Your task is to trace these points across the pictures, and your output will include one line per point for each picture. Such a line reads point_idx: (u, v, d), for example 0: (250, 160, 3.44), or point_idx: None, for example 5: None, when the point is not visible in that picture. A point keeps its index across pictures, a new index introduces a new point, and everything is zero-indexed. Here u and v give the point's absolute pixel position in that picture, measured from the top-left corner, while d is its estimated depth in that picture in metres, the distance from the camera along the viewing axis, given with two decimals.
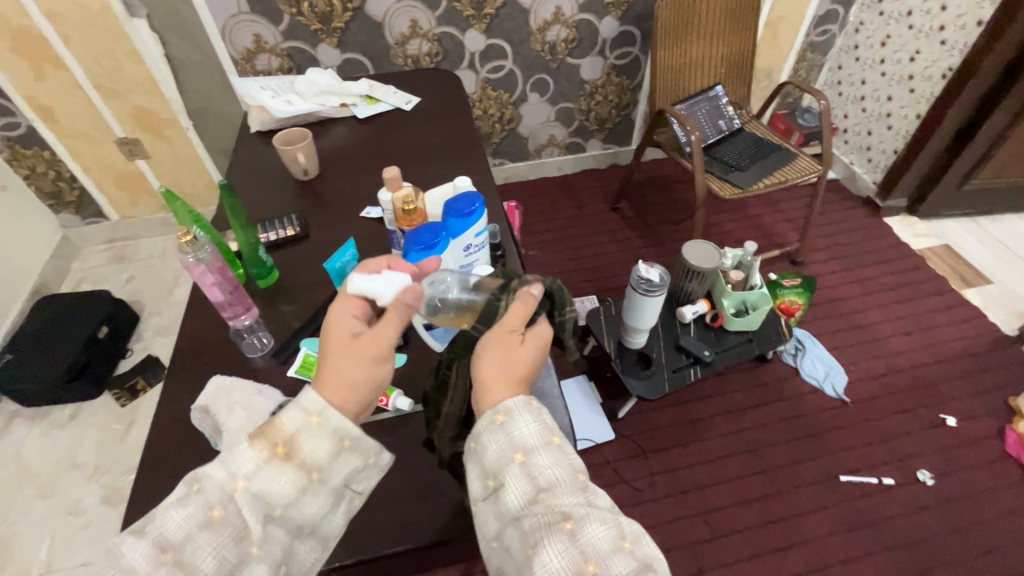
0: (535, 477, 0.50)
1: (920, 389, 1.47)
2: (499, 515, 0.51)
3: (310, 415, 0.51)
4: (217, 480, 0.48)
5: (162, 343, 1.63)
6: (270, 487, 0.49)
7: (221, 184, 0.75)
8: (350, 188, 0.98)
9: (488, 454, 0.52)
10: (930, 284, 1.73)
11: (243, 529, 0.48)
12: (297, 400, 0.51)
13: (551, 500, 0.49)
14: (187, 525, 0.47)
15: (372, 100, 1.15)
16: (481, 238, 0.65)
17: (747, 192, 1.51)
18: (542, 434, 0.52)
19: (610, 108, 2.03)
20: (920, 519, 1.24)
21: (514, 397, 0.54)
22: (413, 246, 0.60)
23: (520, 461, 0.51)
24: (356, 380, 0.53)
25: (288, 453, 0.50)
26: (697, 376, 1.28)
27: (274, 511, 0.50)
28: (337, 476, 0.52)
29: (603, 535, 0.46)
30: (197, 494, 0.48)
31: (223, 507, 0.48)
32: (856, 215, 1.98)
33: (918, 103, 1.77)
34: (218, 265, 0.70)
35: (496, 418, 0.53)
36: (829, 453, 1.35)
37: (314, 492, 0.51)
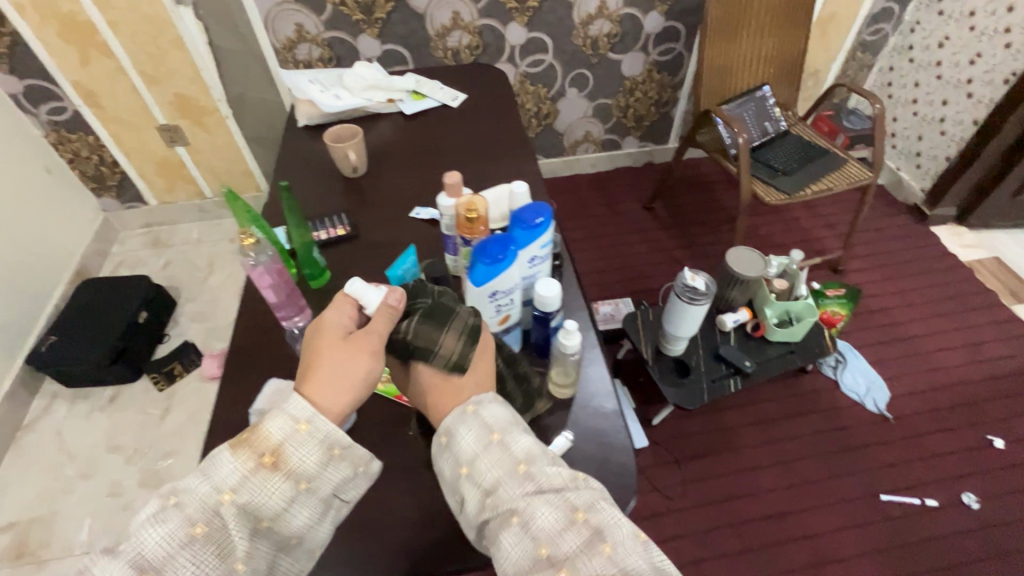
0: (482, 481, 0.50)
1: (967, 408, 1.42)
2: (472, 528, 0.51)
3: (298, 423, 0.49)
4: (198, 492, 0.47)
5: (197, 329, 1.65)
6: (256, 499, 0.47)
7: (280, 184, 0.73)
8: (396, 186, 0.96)
9: (446, 474, 0.53)
10: (979, 297, 1.66)
11: (228, 542, 0.46)
12: (282, 408, 0.49)
13: (498, 499, 0.48)
14: (168, 543, 0.45)
15: (418, 95, 1.13)
16: (547, 249, 0.62)
17: (794, 198, 1.46)
18: (481, 437, 0.51)
19: (648, 105, 1.98)
20: (963, 543, 1.20)
21: (452, 414, 0.53)
22: (481, 259, 0.55)
23: (468, 471, 0.51)
24: (350, 382, 0.52)
25: (275, 463, 0.48)
26: (737, 387, 1.26)
27: (260, 523, 0.48)
28: (326, 485, 0.50)
29: (550, 517, 0.45)
30: (175, 511, 0.46)
31: (206, 523, 0.46)
32: (902, 222, 1.90)
33: (976, 109, 1.69)
34: (276, 268, 0.69)
35: (440, 440, 0.53)
36: (869, 470, 1.31)
37: (302, 503, 0.49)
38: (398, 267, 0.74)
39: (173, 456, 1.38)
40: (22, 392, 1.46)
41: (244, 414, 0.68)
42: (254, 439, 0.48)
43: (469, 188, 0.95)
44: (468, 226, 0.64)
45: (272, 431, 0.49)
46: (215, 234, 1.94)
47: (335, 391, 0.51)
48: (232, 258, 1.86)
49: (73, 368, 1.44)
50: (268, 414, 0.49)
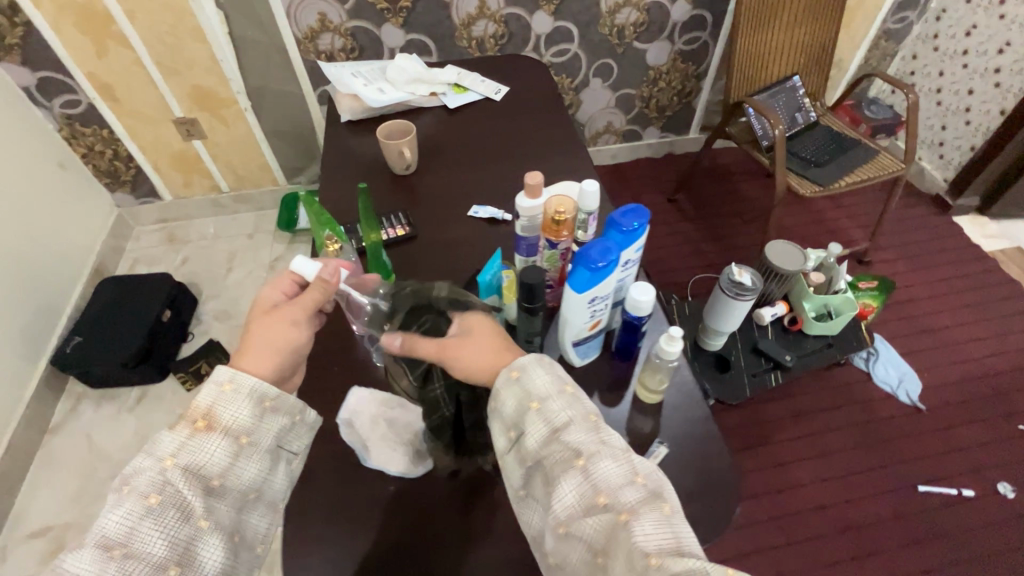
0: (551, 421, 0.49)
1: (998, 398, 1.43)
2: (524, 464, 0.50)
3: (221, 386, 0.52)
4: (145, 470, 0.48)
5: (221, 327, 1.62)
6: (201, 461, 0.50)
7: (360, 188, 0.74)
8: (447, 182, 0.94)
9: (507, 408, 0.51)
10: (1004, 288, 1.67)
11: (186, 505, 0.48)
12: (205, 380, 0.53)
13: (566, 440, 0.48)
14: (128, 520, 0.46)
15: (460, 88, 1.10)
16: (640, 253, 0.60)
17: (829, 190, 1.45)
18: (555, 384, 0.51)
19: (671, 95, 1.96)
20: (1000, 532, 1.22)
21: (527, 358, 0.53)
22: (584, 267, 0.53)
23: (536, 409, 0.50)
24: (275, 343, 0.56)
25: (209, 425, 0.51)
26: (777, 382, 1.27)
27: (212, 482, 0.50)
28: (264, 437, 0.53)
29: (614, 470, 0.46)
30: (129, 493, 0.48)
31: (159, 492, 0.48)
32: (926, 212, 1.90)
33: (1004, 98, 1.69)
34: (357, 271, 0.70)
35: (510, 374, 0.52)
36: (905, 461, 1.32)
37: (247, 457, 0.52)
38: (488, 271, 0.66)
39: None
40: (47, 393, 1.43)
41: None
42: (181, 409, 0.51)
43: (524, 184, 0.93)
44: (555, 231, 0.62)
45: (201, 400, 0.52)
46: (232, 230, 1.90)
47: (265, 354, 0.56)
48: (252, 254, 1.82)
49: (99, 368, 1.41)
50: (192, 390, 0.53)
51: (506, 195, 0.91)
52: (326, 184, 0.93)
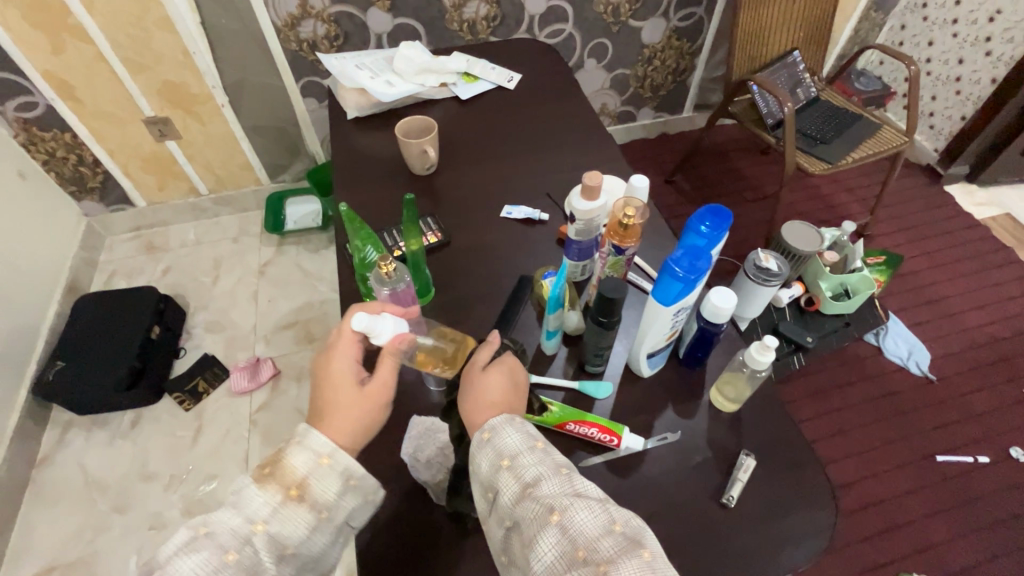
0: (523, 479, 0.46)
1: (1001, 364, 1.47)
2: (502, 527, 0.46)
3: (320, 457, 0.50)
4: (231, 524, 0.47)
5: (215, 340, 1.53)
6: (285, 529, 0.48)
7: (406, 197, 0.69)
8: (470, 181, 0.87)
9: (478, 468, 0.48)
10: (998, 255, 1.71)
11: (258, 567, 0.46)
12: (304, 443, 0.51)
13: (539, 496, 0.45)
14: (200, 572, 0.44)
15: (470, 77, 1.03)
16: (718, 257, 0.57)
17: (837, 167, 1.44)
18: (525, 438, 0.48)
19: (666, 74, 1.91)
20: (1014, 495, 1.25)
21: (496, 415, 0.50)
22: (680, 272, 0.49)
23: (507, 467, 0.47)
24: (359, 418, 0.54)
25: (301, 494, 0.49)
26: (800, 364, 1.28)
27: (286, 550, 0.48)
28: (342, 514, 0.51)
29: (591, 521, 0.42)
30: (209, 539, 0.46)
31: (237, 551, 0.46)
32: (918, 183, 1.92)
33: (995, 67, 1.70)
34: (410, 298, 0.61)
35: (482, 436, 0.49)
36: (921, 433, 1.34)
37: (322, 531, 0.49)
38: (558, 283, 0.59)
39: (216, 479, 1.29)
40: (30, 425, 1.33)
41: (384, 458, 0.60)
42: (280, 472, 0.49)
43: (554, 179, 0.87)
44: (622, 236, 0.59)
45: (296, 463, 0.50)
46: (215, 235, 1.79)
47: (353, 428, 0.53)
48: (238, 259, 1.72)
49: (88, 394, 1.31)
50: (290, 447, 0.51)
51: (538, 192, 0.85)
52: (341, 188, 0.86)
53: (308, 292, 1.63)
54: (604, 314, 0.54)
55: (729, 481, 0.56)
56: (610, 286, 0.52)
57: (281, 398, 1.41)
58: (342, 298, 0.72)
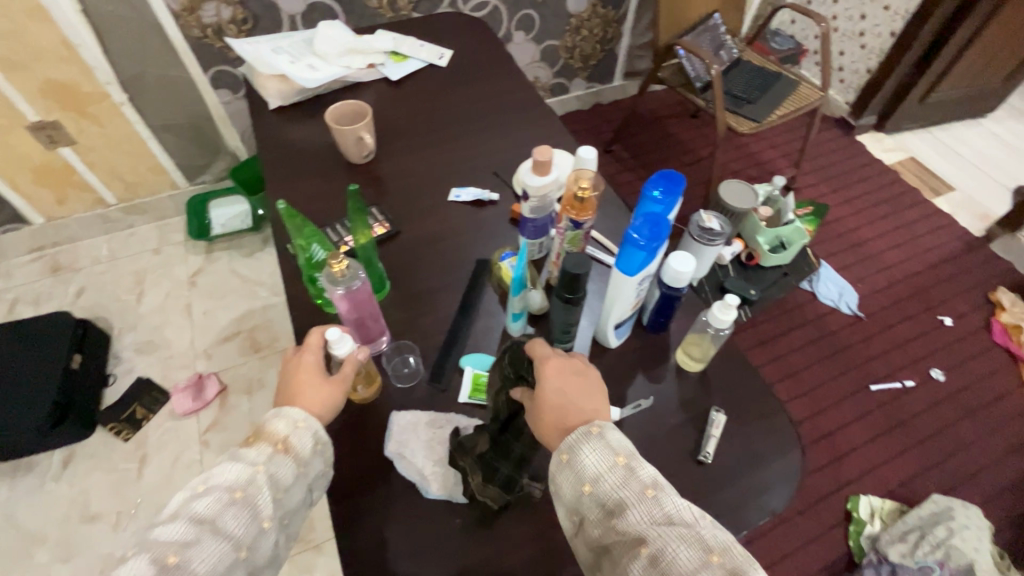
0: (607, 505, 0.44)
1: (918, 296, 1.61)
2: (591, 551, 0.45)
3: (297, 418, 0.52)
4: (230, 471, 0.47)
5: (149, 361, 1.41)
6: (279, 476, 0.49)
7: (351, 187, 0.66)
8: (413, 166, 0.83)
9: (562, 491, 0.47)
10: (908, 196, 1.86)
11: (259, 507, 0.47)
12: (280, 411, 0.52)
13: (625, 525, 0.42)
14: (210, 512, 0.45)
15: (399, 56, 0.98)
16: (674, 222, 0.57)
17: (765, 125, 1.50)
18: (605, 458, 0.45)
19: (594, 43, 1.91)
20: (939, 411, 1.39)
21: (575, 431, 0.47)
22: (640, 241, 0.49)
23: (589, 492, 0.45)
24: (329, 401, 0.54)
25: (287, 446, 0.50)
26: (747, 316, 1.34)
27: (279, 495, 0.48)
28: (319, 467, 0.52)
29: (685, 553, 0.40)
30: (211, 488, 0.46)
31: (242, 490, 0.46)
32: (834, 135, 2.04)
33: (893, 21, 1.82)
34: (366, 295, 0.58)
35: (560, 457, 0.47)
36: (857, 367, 1.45)
37: (305, 479, 0.51)
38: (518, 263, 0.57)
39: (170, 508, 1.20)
40: None
41: (356, 465, 0.57)
42: (264, 429, 0.50)
43: (500, 157, 0.85)
44: (578, 209, 0.58)
45: (276, 428, 0.51)
46: (132, 248, 1.63)
47: (324, 406, 0.54)
48: (163, 272, 1.58)
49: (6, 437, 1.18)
50: (270, 416, 0.52)
51: (485, 172, 0.83)
52: (274, 186, 0.80)
53: (247, 299, 1.53)
54: (570, 288, 0.53)
55: (703, 438, 0.58)
56: (573, 258, 0.51)
57: (232, 414, 1.33)
58: (290, 302, 0.67)
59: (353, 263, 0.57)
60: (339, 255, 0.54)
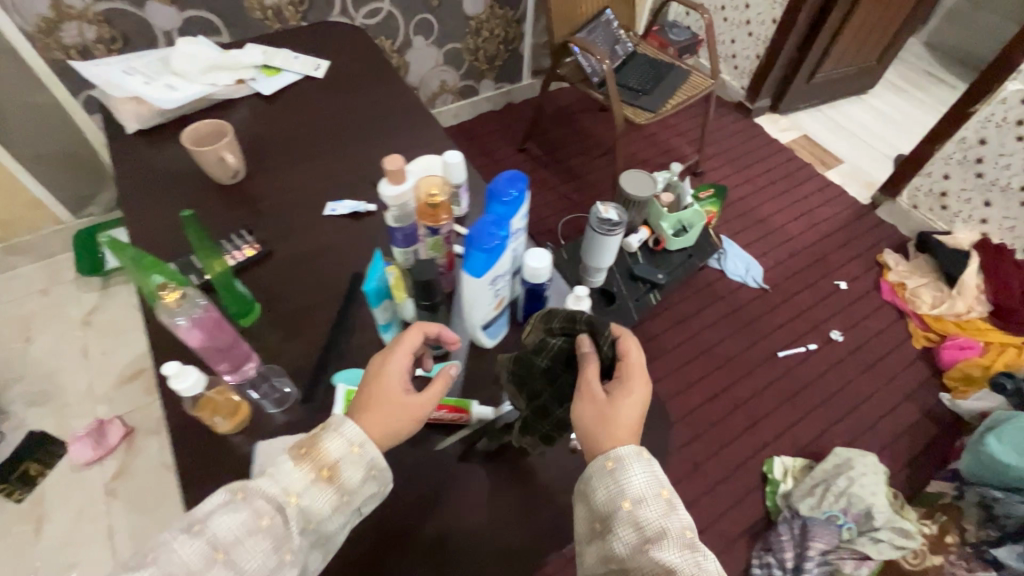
0: (643, 528, 0.49)
1: (817, 264, 1.72)
2: (605, 562, 0.50)
3: (351, 445, 0.50)
4: (268, 490, 0.47)
5: (41, 412, 1.30)
6: (314, 505, 0.48)
7: (182, 214, 0.60)
8: (288, 183, 0.81)
9: (599, 498, 0.52)
10: (802, 172, 1.98)
11: (284, 539, 0.46)
12: (340, 428, 0.51)
13: (655, 553, 0.47)
14: (237, 530, 0.45)
15: (271, 70, 0.95)
16: (527, 221, 0.58)
17: (659, 115, 1.56)
18: (652, 486, 0.51)
19: (497, 44, 1.92)
20: (840, 369, 1.49)
21: (627, 446, 0.53)
22: (483, 244, 0.50)
23: (628, 509, 0.50)
24: (394, 424, 0.52)
25: (331, 476, 0.49)
26: (657, 300, 1.38)
27: (310, 526, 0.48)
28: (361, 501, 0.51)
29: None
30: (247, 503, 0.46)
31: (271, 517, 0.46)
32: (733, 119, 2.15)
33: (773, 9, 1.93)
34: (215, 317, 0.55)
35: (606, 463, 0.52)
36: (765, 336, 1.54)
37: (344, 511, 0.50)
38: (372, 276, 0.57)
39: (75, 568, 1.11)
40: None
41: None
42: (316, 450, 0.49)
43: (378, 167, 0.84)
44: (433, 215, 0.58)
45: (332, 445, 0.50)
46: (15, 291, 1.50)
47: (385, 431, 0.52)
48: (53, 314, 1.46)
49: None
50: (328, 429, 0.51)
51: (363, 184, 0.81)
52: (133, 214, 0.75)
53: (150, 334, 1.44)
54: (424, 295, 0.53)
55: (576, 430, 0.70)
56: (422, 261, 0.51)
57: (140, 458, 1.25)
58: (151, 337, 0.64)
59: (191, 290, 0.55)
60: (173, 286, 0.52)
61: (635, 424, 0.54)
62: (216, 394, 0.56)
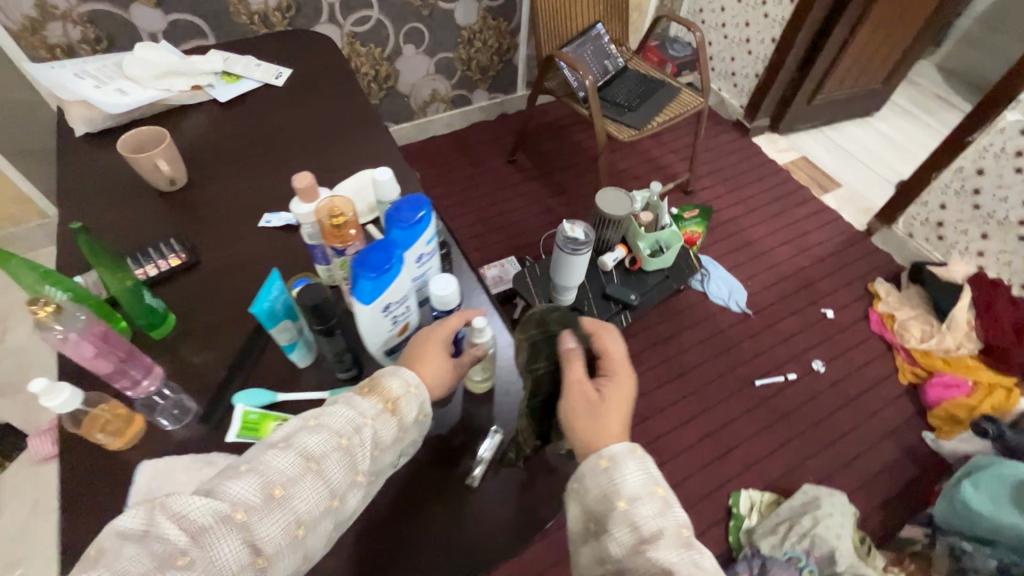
0: (638, 528, 0.48)
1: (804, 290, 1.67)
2: (599, 560, 0.50)
3: (410, 386, 0.52)
4: (344, 414, 0.48)
5: (7, 404, 1.31)
6: (382, 434, 0.50)
7: (72, 226, 0.55)
8: (229, 191, 0.80)
9: (592, 498, 0.51)
10: (798, 194, 1.93)
11: (358, 462, 0.48)
12: (398, 371, 0.52)
13: (652, 554, 0.47)
14: (321, 448, 0.46)
15: (231, 77, 0.95)
16: (433, 243, 0.56)
17: (643, 133, 1.54)
18: (645, 484, 0.50)
19: (491, 54, 1.91)
20: (819, 401, 1.44)
21: (618, 444, 0.52)
22: (368, 274, 0.48)
23: (623, 509, 0.49)
24: (445, 373, 0.55)
25: (394, 409, 0.50)
26: (627, 321, 1.37)
27: (377, 454, 0.50)
28: (414, 436, 0.53)
29: None
30: (321, 426, 0.47)
31: (348, 438, 0.48)
32: (730, 137, 2.12)
33: (772, 28, 1.90)
34: (100, 329, 0.53)
35: (600, 462, 0.51)
36: (744, 363, 1.49)
37: (401, 443, 0.52)
38: (262, 298, 0.51)
39: (21, 564, 1.11)
40: None
41: None
42: (379, 385, 0.50)
43: (322, 179, 0.82)
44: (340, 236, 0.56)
45: (391, 384, 0.51)
46: None
47: (436, 379, 0.54)
48: None
49: None
50: (387, 370, 0.52)
51: None
52: (67, 217, 0.74)
53: None
54: (318, 321, 0.50)
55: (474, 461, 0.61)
56: (313, 287, 0.49)
57: None
58: None
59: (74, 304, 0.52)
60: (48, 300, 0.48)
61: (624, 415, 0.55)
62: (105, 410, 0.53)
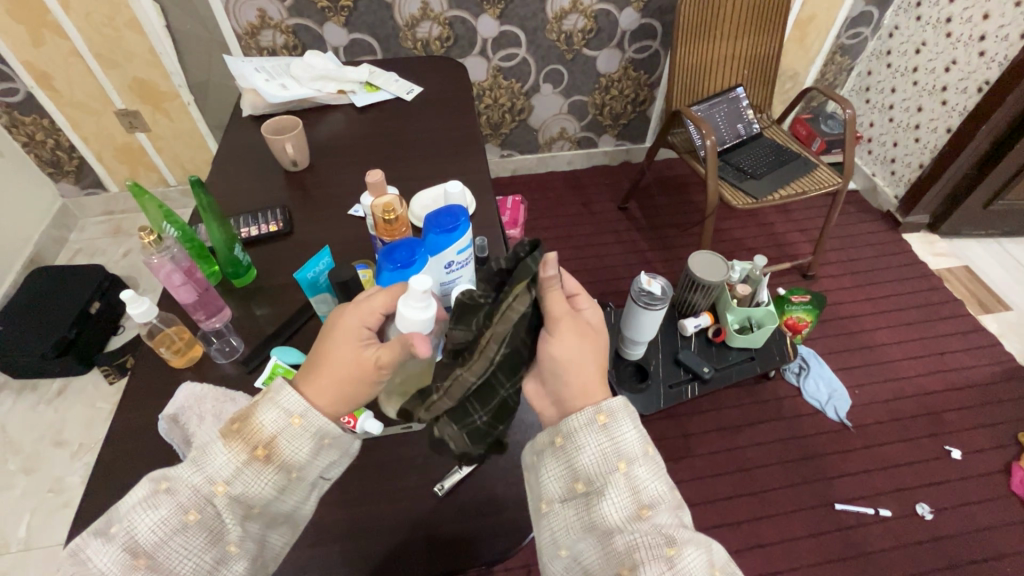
0: (637, 493, 0.46)
1: (926, 417, 1.41)
2: (586, 521, 0.47)
3: (291, 417, 0.48)
4: (190, 483, 0.45)
5: None
6: (249, 488, 0.47)
7: (191, 180, 0.69)
8: (336, 179, 0.92)
9: (587, 455, 0.48)
10: (947, 306, 1.65)
11: (219, 529, 0.46)
12: (275, 399, 0.48)
13: (651, 521, 0.45)
14: (160, 529, 0.44)
15: (372, 87, 1.10)
16: (463, 255, 0.64)
17: (761, 203, 1.45)
18: (642, 444, 0.49)
19: (625, 103, 1.94)
20: (912, 553, 1.20)
21: (615, 398, 0.50)
22: (388, 265, 0.56)
23: (623, 472, 0.47)
24: (338, 383, 0.49)
25: (269, 454, 0.47)
26: (693, 395, 1.25)
27: (252, 510, 0.47)
28: (316, 472, 0.50)
29: (701, 561, 0.44)
30: (165, 498, 0.45)
31: (198, 510, 0.45)
32: (873, 229, 1.89)
33: (950, 116, 1.68)
34: (187, 265, 0.66)
35: (598, 418, 0.48)
36: (824, 479, 1.30)
37: (293, 489, 0.49)
38: (307, 269, 0.65)
39: None
40: None
41: (146, 419, 0.63)
42: (248, 429, 0.47)
43: (411, 184, 0.91)
44: (387, 229, 0.70)
45: (264, 421, 0.48)
46: None
47: (332, 395, 0.49)
48: None
49: (19, 359, 1.34)
50: (262, 404, 0.48)
51: None
52: (214, 176, 0.92)
53: None
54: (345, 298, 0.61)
55: (447, 473, 0.65)
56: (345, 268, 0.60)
57: None
58: None
59: (173, 240, 0.67)
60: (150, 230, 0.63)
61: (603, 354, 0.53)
62: (173, 333, 0.68)
